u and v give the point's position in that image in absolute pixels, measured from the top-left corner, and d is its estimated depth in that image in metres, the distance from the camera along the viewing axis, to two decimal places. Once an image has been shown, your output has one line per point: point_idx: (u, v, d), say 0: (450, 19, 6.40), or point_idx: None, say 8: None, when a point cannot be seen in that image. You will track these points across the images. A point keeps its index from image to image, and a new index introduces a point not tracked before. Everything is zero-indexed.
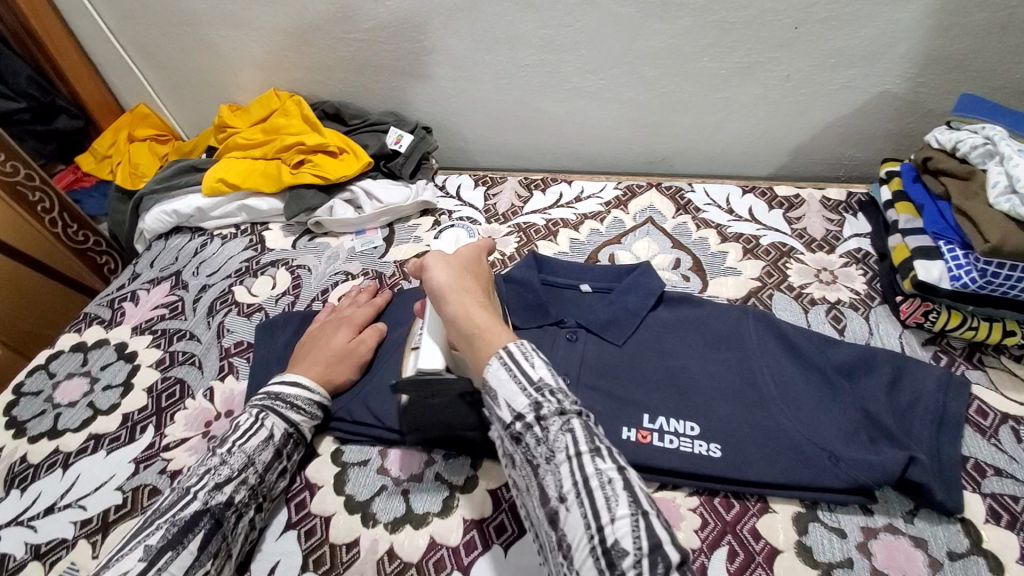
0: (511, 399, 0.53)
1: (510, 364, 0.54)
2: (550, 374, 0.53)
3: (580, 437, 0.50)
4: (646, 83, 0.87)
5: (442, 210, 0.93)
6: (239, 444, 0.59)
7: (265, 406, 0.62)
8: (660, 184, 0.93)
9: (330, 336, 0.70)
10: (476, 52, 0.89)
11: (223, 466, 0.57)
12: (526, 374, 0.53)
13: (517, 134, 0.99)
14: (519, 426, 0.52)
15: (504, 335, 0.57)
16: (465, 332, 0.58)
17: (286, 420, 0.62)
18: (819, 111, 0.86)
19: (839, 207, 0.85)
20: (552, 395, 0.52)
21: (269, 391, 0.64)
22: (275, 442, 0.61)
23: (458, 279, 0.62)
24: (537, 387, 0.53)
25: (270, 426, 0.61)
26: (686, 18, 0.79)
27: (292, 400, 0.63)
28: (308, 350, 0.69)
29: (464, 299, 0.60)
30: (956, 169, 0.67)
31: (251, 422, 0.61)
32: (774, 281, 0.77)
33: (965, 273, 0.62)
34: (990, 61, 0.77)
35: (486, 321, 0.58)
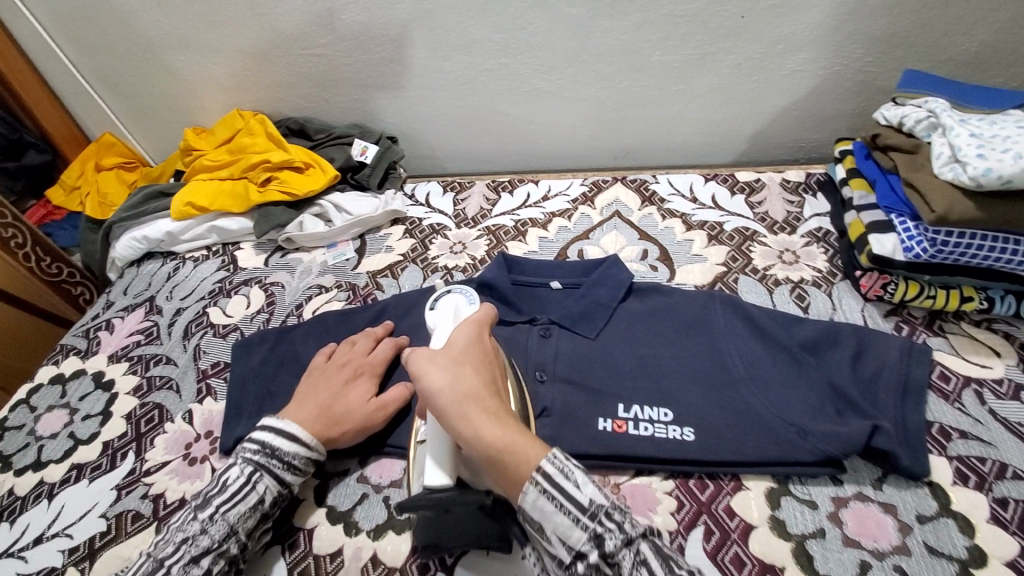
0: (565, 534, 0.47)
1: (551, 492, 0.47)
2: (600, 489, 0.48)
3: (655, 566, 0.45)
4: (603, 80, 0.89)
5: (412, 218, 0.93)
6: (224, 511, 0.57)
7: (259, 465, 0.59)
8: (626, 178, 0.94)
9: (344, 390, 0.66)
10: (435, 61, 0.90)
11: (202, 535, 0.55)
12: (575, 502, 0.47)
13: (482, 138, 1.00)
14: (581, 567, 0.46)
15: (530, 449, 0.49)
16: (482, 451, 0.49)
17: (280, 481, 0.60)
18: (772, 96, 0.89)
19: (799, 188, 0.87)
20: (607, 514, 0.47)
21: (263, 444, 0.61)
22: (265, 506, 0.59)
23: (456, 379, 0.52)
24: (591, 512, 0.47)
25: (261, 489, 0.59)
26: (636, 14, 0.81)
27: (288, 460, 0.60)
28: (314, 392, 0.66)
29: (465, 406, 0.51)
30: (904, 143, 0.68)
31: (240, 483, 0.58)
32: (739, 265, 0.79)
33: (916, 244, 0.64)
34: (931, 37, 0.80)
35: (502, 432, 0.49)
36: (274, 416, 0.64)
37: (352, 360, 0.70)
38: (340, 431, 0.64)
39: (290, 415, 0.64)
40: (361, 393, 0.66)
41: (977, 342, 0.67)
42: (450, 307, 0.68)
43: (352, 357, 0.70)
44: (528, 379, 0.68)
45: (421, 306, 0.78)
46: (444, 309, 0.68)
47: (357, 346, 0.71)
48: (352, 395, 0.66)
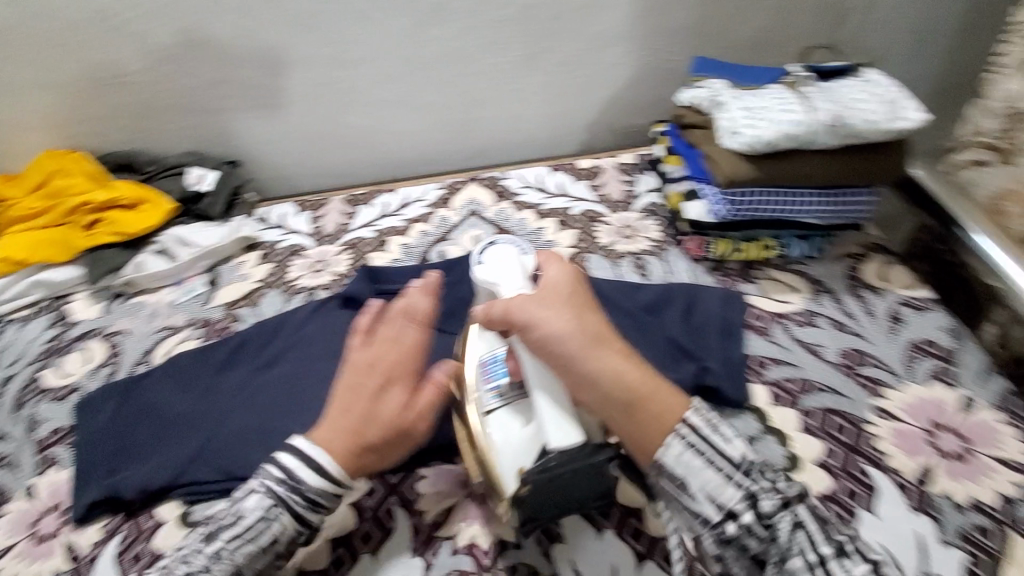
0: (713, 492, 0.47)
1: (704, 448, 0.48)
2: (747, 446, 0.49)
3: (815, 527, 0.46)
4: (441, 86, 0.92)
5: (267, 242, 0.90)
6: (232, 549, 0.48)
7: (278, 499, 0.50)
8: (478, 177, 0.98)
9: (430, 384, 0.56)
10: (267, 79, 0.89)
11: (217, 571, 0.48)
12: (725, 456, 0.47)
13: (334, 152, 0.98)
14: (733, 527, 0.46)
15: (670, 400, 0.51)
16: (623, 397, 0.50)
17: (300, 520, 0.51)
18: (597, 89, 0.97)
19: (632, 169, 0.96)
20: (760, 472, 0.47)
21: (287, 473, 0.50)
22: (277, 548, 0.51)
23: (581, 322, 0.53)
24: (744, 470, 0.47)
25: (279, 526, 0.50)
26: (458, 22, 0.85)
27: (311, 496, 0.51)
28: (353, 403, 0.53)
29: (595, 350, 0.52)
30: (699, 121, 0.78)
31: (254, 521, 0.49)
32: (587, 245, 0.86)
33: (719, 205, 0.73)
34: (714, 26, 0.92)
35: (639, 379, 0.51)
36: (302, 436, 0.53)
37: (387, 356, 0.55)
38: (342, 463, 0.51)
39: (319, 439, 0.52)
40: (399, 405, 0.54)
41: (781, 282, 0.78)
42: (510, 258, 0.62)
43: (392, 354, 0.55)
44: None
45: (285, 331, 0.77)
46: (496, 260, 0.62)
47: (388, 340, 0.55)
48: (442, 386, 0.57)
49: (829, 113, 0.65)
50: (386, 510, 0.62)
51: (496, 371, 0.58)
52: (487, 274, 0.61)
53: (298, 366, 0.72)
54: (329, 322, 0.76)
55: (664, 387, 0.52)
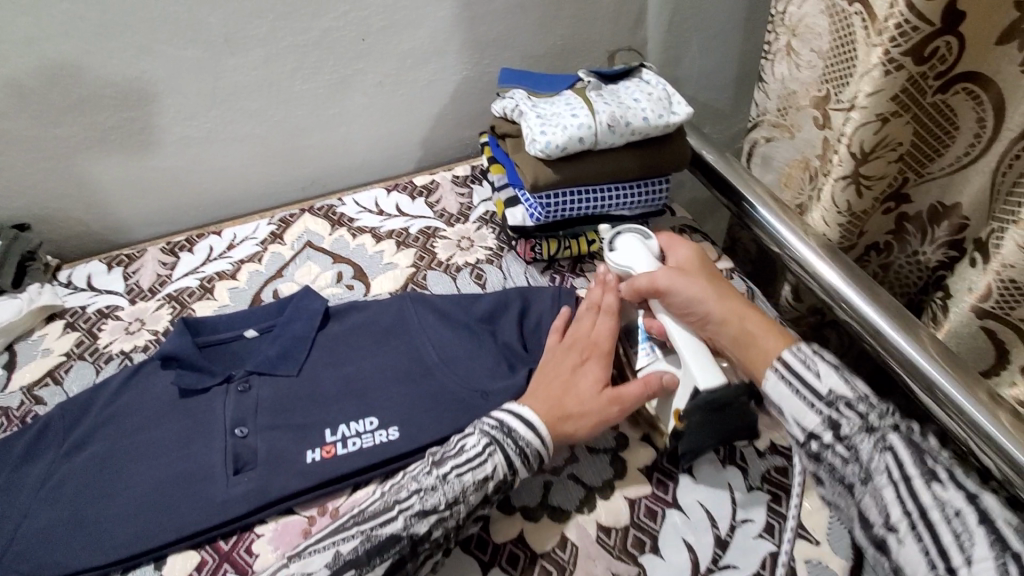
0: (802, 419, 0.56)
1: (792, 381, 0.57)
2: (840, 382, 0.55)
3: (902, 452, 0.51)
4: (255, 117, 0.88)
5: (73, 309, 0.81)
6: (457, 471, 0.56)
7: (494, 438, 0.59)
8: (313, 207, 0.95)
9: (592, 358, 0.66)
10: (47, 129, 0.80)
11: (432, 495, 0.55)
12: (816, 390, 0.56)
13: (145, 199, 0.90)
14: (816, 445, 0.55)
15: (779, 341, 0.60)
16: (742, 339, 0.61)
17: (511, 464, 0.58)
18: (421, 105, 0.97)
19: (467, 180, 0.97)
20: (848, 405, 0.54)
21: (500, 422, 0.60)
22: (488, 487, 0.57)
23: (697, 284, 0.64)
24: (829, 398, 0.55)
25: (495, 462, 0.57)
26: (258, 49, 0.82)
27: (522, 446, 0.59)
28: (550, 383, 0.64)
29: (717, 301, 0.63)
30: (510, 130, 0.81)
31: (478, 452, 0.58)
32: (426, 262, 0.86)
33: (535, 209, 0.76)
34: (521, 37, 0.96)
35: (757, 322, 0.62)
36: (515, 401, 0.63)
37: (577, 340, 0.67)
38: (556, 427, 0.61)
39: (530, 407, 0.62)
40: (593, 378, 0.64)
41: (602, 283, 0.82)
42: (630, 244, 0.71)
43: (580, 334, 0.68)
44: (226, 441, 0.65)
45: (97, 406, 0.69)
46: (624, 246, 0.71)
47: (582, 320, 0.69)
48: (598, 359, 0.65)
49: (609, 114, 0.70)
50: None
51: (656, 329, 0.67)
52: (621, 261, 0.70)
53: (115, 443, 0.66)
54: (147, 387, 0.71)
55: (764, 327, 0.61)
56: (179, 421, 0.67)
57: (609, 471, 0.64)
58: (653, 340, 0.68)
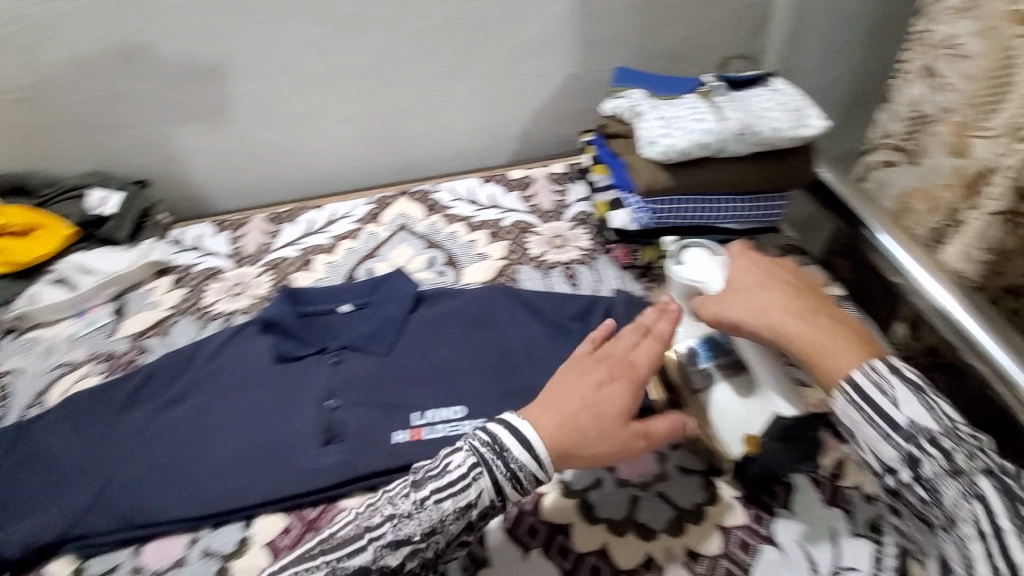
0: (878, 449, 0.48)
1: (862, 405, 0.48)
2: (923, 413, 0.46)
3: (993, 504, 0.43)
4: (365, 98, 0.90)
5: (182, 266, 0.85)
6: (436, 498, 0.49)
7: (484, 459, 0.51)
8: (409, 191, 0.96)
9: (622, 380, 0.55)
10: (177, 94, 0.83)
11: (410, 520, 0.49)
12: (895, 422, 0.46)
13: (252, 167, 0.93)
14: (893, 480, 0.47)
15: (844, 353, 0.50)
16: (802, 350, 0.52)
17: (498, 490, 0.50)
18: (525, 99, 0.97)
19: (562, 178, 0.96)
20: (931, 441, 0.45)
21: (494, 437, 0.51)
22: (472, 513, 0.50)
23: (750, 297, 0.56)
24: (908, 431, 0.46)
25: (480, 488, 0.50)
26: (379, 32, 0.83)
27: (515, 469, 0.50)
28: (565, 395, 0.54)
29: (769, 312, 0.55)
30: (621, 130, 0.79)
31: (462, 476, 0.50)
32: (518, 257, 0.85)
33: (642, 212, 0.73)
34: (634, 38, 0.93)
35: (822, 327, 0.52)
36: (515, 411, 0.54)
37: (608, 357, 0.57)
38: (558, 449, 0.51)
39: (531, 419, 0.53)
40: (621, 401, 0.54)
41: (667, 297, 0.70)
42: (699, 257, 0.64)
43: (613, 352, 0.58)
44: (318, 411, 0.66)
45: (197, 360, 0.71)
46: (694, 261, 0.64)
47: (620, 338, 0.59)
48: (628, 385, 0.55)
49: (738, 122, 0.67)
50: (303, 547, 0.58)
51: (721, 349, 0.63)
52: (687, 275, 0.63)
53: (212, 398, 0.68)
54: (245, 349, 0.72)
55: (851, 334, 0.52)
56: (273, 386, 0.69)
57: (700, 494, 0.61)
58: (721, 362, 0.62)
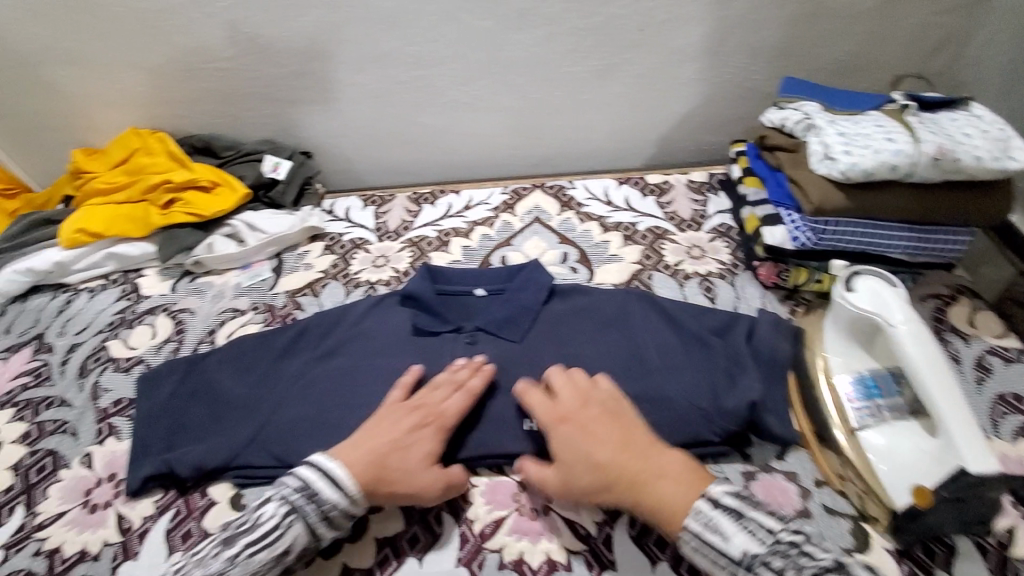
0: None
1: (703, 546, 0.50)
2: (747, 536, 0.49)
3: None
4: (516, 91, 0.91)
5: (332, 234, 0.92)
6: (258, 549, 0.51)
7: (293, 507, 0.53)
8: (544, 184, 0.97)
9: (422, 429, 0.59)
10: (348, 75, 0.89)
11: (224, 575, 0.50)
12: (725, 552, 0.49)
13: (401, 147, 1.00)
14: None
15: (683, 488, 0.52)
16: (642, 500, 0.53)
17: (311, 533, 0.53)
18: (673, 104, 0.94)
19: (702, 187, 0.93)
20: (763, 564, 0.47)
21: (287, 492, 0.54)
22: (287, 558, 0.52)
23: (599, 439, 0.55)
24: (739, 557, 0.48)
25: (292, 536, 0.52)
26: (542, 28, 0.84)
27: (326, 510, 0.53)
28: (383, 433, 0.58)
29: (615, 460, 0.54)
30: (785, 143, 0.76)
31: (273, 526, 0.52)
32: (652, 263, 0.83)
33: (801, 233, 0.71)
34: (804, 48, 0.88)
35: (652, 473, 0.53)
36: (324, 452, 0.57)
37: (424, 406, 0.61)
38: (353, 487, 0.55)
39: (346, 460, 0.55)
40: (423, 451, 0.57)
41: (818, 326, 0.66)
42: (874, 287, 0.60)
43: (428, 402, 0.61)
44: None
45: (344, 323, 0.76)
46: (865, 290, 0.60)
47: (436, 392, 0.62)
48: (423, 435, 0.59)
49: (936, 144, 0.63)
50: (433, 514, 0.59)
51: (884, 388, 0.59)
52: (856, 303, 0.60)
53: (356, 360, 0.71)
54: (386, 318, 0.76)
55: (677, 472, 0.53)
56: (412, 356, 0.71)
57: (847, 539, 0.55)
58: (885, 402, 0.58)
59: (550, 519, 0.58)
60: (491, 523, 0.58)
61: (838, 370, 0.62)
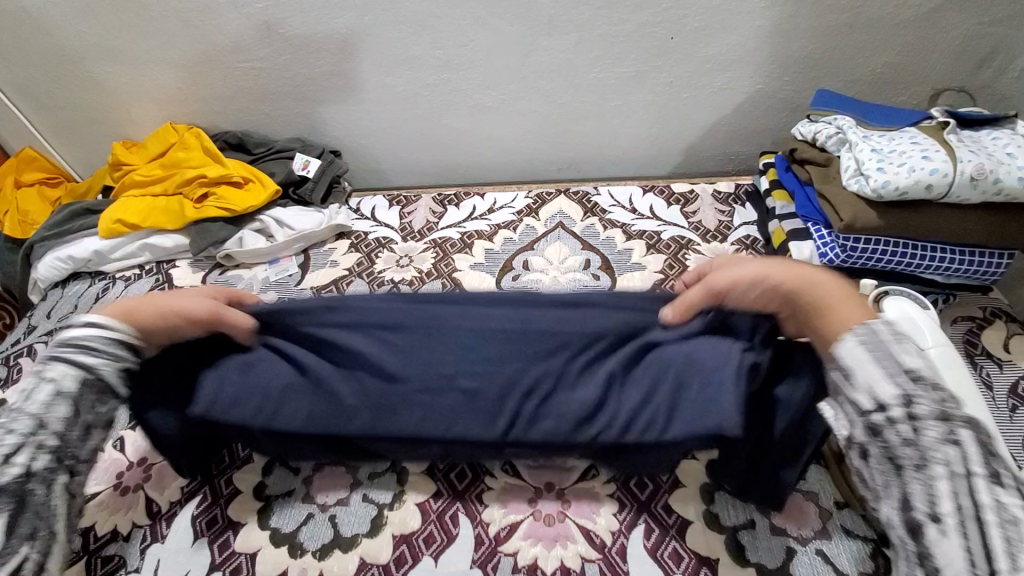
0: (874, 385, 0.44)
1: (872, 344, 0.45)
2: (926, 364, 0.44)
3: (973, 455, 0.41)
4: (544, 96, 0.92)
5: (357, 232, 0.94)
6: (22, 405, 0.48)
7: (52, 355, 0.50)
8: (568, 190, 0.98)
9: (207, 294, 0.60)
10: (378, 75, 0.90)
11: (6, 434, 0.47)
12: (899, 362, 0.44)
13: (428, 149, 1.01)
14: (879, 420, 0.44)
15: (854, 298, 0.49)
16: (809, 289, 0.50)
17: (76, 365, 0.49)
18: (702, 113, 0.93)
19: (728, 199, 0.92)
20: (929, 389, 0.43)
21: (57, 342, 0.51)
22: (72, 394, 0.49)
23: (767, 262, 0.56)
24: (910, 377, 0.43)
25: (53, 376, 0.49)
26: (573, 34, 0.84)
27: (83, 342, 0.50)
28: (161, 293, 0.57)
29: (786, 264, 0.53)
30: (816, 157, 0.76)
31: (36, 376, 0.49)
32: (676, 273, 0.83)
33: (830, 250, 0.70)
34: (840, 60, 0.86)
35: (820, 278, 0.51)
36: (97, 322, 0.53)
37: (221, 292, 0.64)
38: (139, 327, 0.52)
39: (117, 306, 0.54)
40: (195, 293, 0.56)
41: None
42: (904, 308, 0.58)
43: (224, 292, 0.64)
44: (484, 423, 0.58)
45: None
46: (895, 310, 0.58)
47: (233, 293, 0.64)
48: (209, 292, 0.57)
49: (975, 164, 0.62)
50: (451, 515, 0.60)
51: None
52: None
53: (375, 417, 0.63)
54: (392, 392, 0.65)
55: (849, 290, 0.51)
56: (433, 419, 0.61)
57: (865, 563, 0.54)
58: None
59: (566, 526, 0.59)
60: (506, 527, 0.59)
61: None
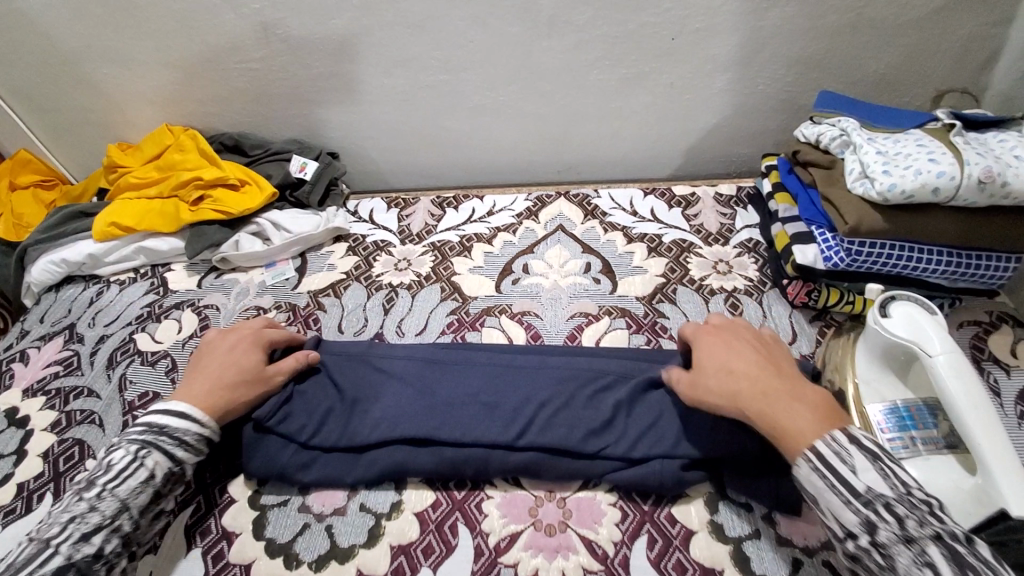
0: (837, 510, 0.45)
1: (825, 471, 0.45)
2: (879, 479, 0.44)
3: (949, 574, 0.40)
4: (544, 98, 0.91)
5: (355, 235, 0.93)
6: (111, 487, 0.52)
7: (147, 442, 0.55)
8: (569, 193, 0.97)
9: (255, 348, 0.65)
10: (376, 77, 0.89)
11: (91, 512, 0.51)
12: (851, 483, 0.45)
13: (426, 151, 1.00)
14: (852, 546, 0.44)
15: (814, 418, 0.48)
16: (767, 415, 0.50)
17: (171, 458, 0.55)
18: (703, 115, 0.92)
19: (730, 201, 0.91)
20: (885, 506, 0.43)
21: (149, 423, 0.56)
22: (156, 485, 0.54)
23: (741, 359, 0.55)
24: (867, 498, 0.44)
25: (150, 466, 0.54)
26: (573, 35, 0.83)
27: (180, 436, 0.56)
28: (217, 366, 0.62)
29: (751, 377, 0.53)
30: (820, 159, 0.75)
31: (126, 462, 0.53)
32: (677, 276, 0.81)
33: (835, 253, 0.69)
34: (843, 61, 0.85)
35: (783, 396, 0.51)
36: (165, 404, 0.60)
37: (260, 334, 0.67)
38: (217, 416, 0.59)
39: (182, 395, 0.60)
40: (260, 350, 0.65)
41: (850, 350, 0.64)
42: (911, 315, 0.58)
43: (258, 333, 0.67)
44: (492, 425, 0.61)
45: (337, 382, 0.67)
46: (902, 317, 0.58)
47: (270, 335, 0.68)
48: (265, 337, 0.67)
49: (983, 167, 0.61)
50: (450, 525, 0.59)
51: (920, 420, 0.57)
52: (892, 331, 0.57)
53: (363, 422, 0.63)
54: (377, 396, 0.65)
55: (815, 404, 0.50)
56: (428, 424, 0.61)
57: None
58: (920, 433, 0.56)
59: (568, 536, 0.57)
60: (507, 537, 0.58)
61: (870, 399, 0.60)
